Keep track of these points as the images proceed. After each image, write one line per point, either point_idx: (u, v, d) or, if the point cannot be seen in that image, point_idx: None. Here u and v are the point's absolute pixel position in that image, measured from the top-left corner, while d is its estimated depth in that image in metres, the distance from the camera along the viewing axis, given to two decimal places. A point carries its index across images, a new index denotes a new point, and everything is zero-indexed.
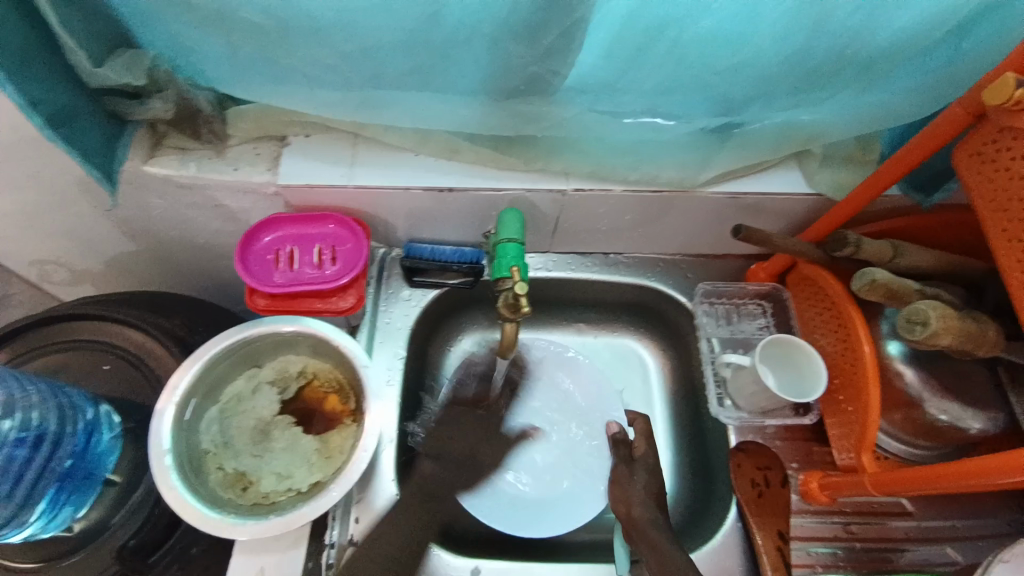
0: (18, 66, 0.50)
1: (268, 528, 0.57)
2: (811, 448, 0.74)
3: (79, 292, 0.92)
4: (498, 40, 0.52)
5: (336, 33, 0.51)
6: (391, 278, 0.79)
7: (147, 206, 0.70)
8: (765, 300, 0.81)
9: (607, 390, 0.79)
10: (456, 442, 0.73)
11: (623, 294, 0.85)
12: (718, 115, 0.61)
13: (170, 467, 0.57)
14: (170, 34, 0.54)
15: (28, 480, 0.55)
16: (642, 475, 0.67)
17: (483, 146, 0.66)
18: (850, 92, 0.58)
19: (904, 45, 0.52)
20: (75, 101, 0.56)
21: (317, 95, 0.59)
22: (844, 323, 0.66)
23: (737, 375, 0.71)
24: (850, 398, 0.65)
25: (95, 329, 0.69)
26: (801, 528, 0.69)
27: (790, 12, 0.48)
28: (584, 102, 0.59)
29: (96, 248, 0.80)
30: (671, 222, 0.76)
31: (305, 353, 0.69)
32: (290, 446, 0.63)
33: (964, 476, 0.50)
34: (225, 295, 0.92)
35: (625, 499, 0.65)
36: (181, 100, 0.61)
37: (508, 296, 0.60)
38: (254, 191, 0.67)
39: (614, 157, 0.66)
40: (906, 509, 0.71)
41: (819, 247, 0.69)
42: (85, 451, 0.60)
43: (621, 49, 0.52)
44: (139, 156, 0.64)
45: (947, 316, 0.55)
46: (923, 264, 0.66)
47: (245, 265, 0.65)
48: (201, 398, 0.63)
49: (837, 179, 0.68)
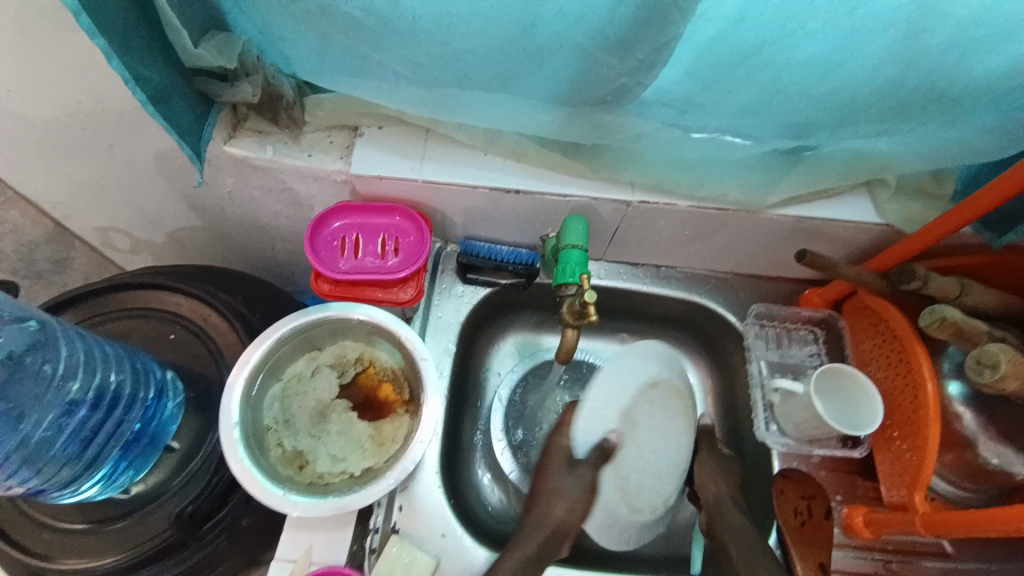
0: (122, 41, 0.50)
1: (324, 509, 0.59)
2: (856, 482, 0.73)
3: (137, 261, 0.95)
4: (590, 52, 0.52)
5: (434, 35, 0.52)
6: (445, 273, 0.81)
7: (219, 184, 0.72)
8: (818, 327, 0.80)
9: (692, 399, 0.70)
10: (555, 502, 0.64)
11: (672, 307, 0.84)
12: (791, 139, 0.60)
13: (237, 440, 0.60)
14: (267, 23, 0.55)
15: (97, 443, 0.60)
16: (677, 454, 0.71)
17: (552, 151, 0.67)
18: (934, 126, 0.57)
19: (998, 86, 0.51)
20: (171, 80, 0.56)
21: (400, 92, 0.61)
22: (905, 359, 0.65)
23: (787, 401, 0.71)
24: (906, 435, 0.64)
25: (163, 299, 0.72)
26: (841, 561, 0.68)
27: (896, 43, 0.47)
28: (663, 117, 0.60)
29: (163, 221, 0.83)
30: (729, 241, 0.75)
31: (363, 340, 0.70)
32: (345, 430, 0.65)
33: (998, 522, 0.50)
34: (276, 274, 0.94)
35: (716, 479, 0.69)
36: (267, 84, 0.62)
37: (573, 304, 0.64)
38: (324, 178, 0.68)
39: (681, 172, 0.66)
40: (944, 550, 0.69)
41: (882, 279, 0.68)
42: (151, 418, 0.63)
43: (715, 69, 0.51)
44: (220, 136, 0.65)
45: (1019, 361, 0.54)
46: (991, 305, 0.64)
47: (313, 250, 0.67)
48: (266, 375, 0.65)
49: (908, 213, 0.66)
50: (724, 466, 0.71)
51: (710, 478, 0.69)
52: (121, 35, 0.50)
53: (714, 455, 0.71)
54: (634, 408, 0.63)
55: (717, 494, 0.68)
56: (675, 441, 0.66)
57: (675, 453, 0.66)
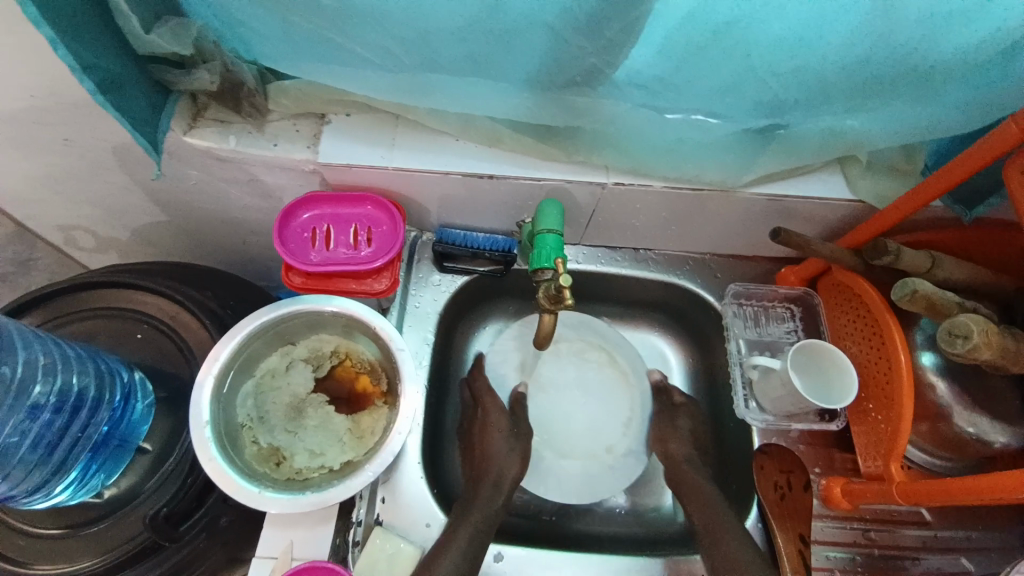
0: (68, 27, 0.47)
1: (303, 504, 0.58)
2: (833, 455, 0.74)
3: (104, 259, 0.92)
4: (558, 31, 0.51)
5: (398, 17, 0.50)
6: (421, 263, 0.80)
7: (183, 177, 0.70)
8: (794, 304, 0.80)
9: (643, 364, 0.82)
10: (497, 455, 0.69)
11: (651, 289, 0.84)
12: (763, 118, 0.60)
13: (210, 439, 0.59)
14: (223, 6, 0.52)
15: (64, 447, 0.58)
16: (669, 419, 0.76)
17: (525, 134, 0.65)
18: (905, 102, 0.57)
19: (964, 60, 0.51)
20: (123, 69, 0.54)
21: (366, 78, 0.59)
22: (879, 333, 0.66)
23: (765, 378, 0.72)
24: (881, 408, 0.65)
25: (128, 298, 0.69)
26: (820, 532, 0.70)
27: (864, 18, 0.47)
28: (635, 98, 0.58)
29: (126, 216, 0.80)
30: (705, 222, 0.75)
31: (338, 333, 0.69)
32: (323, 425, 0.64)
33: (973, 492, 0.52)
34: (249, 269, 0.92)
35: (667, 437, 0.75)
36: (226, 72, 0.60)
37: (548, 288, 0.62)
38: (292, 168, 0.66)
39: (655, 154, 0.65)
40: (923, 518, 0.71)
41: (855, 254, 0.69)
42: (119, 419, 0.61)
43: (686, 48, 0.51)
44: (180, 127, 0.63)
45: (989, 332, 0.55)
46: (960, 277, 0.65)
47: (283, 242, 0.65)
48: (238, 372, 0.64)
49: (879, 189, 0.67)
50: (681, 429, 0.75)
51: (663, 437, 0.75)
52: (69, 22, 0.47)
53: (665, 416, 0.77)
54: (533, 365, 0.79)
55: (671, 453, 0.73)
56: (620, 395, 0.80)
57: (622, 406, 0.79)
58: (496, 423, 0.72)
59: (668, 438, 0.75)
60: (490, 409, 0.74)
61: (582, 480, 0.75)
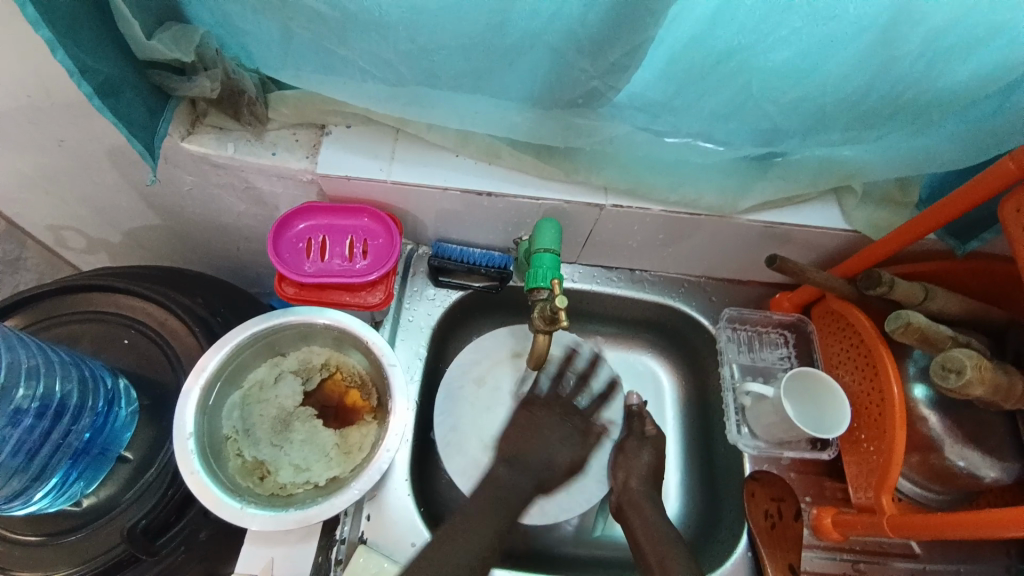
0: (67, 30, 0.47)
1: (286, 522, 0.57)
2: (823, 483, 0.74)
3: (94, 261, 0.91)
4: (561, 53, 0.51)
5: (400, 31, 0.50)
6: (416, 276, 0.79)
7: (178, 182, 0.69)
8: (788, 330, 0.81)
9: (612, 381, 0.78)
10: (541, 474, 0.69)
11: (645, 310, 0.84)
12: (761, 145, 0.60)
13: (193, 451, 0.57)
14: (225, 13, 0.52)
15: (44, 454, 0.56)
16: (649, 451, 0.72)
17: (525, 152, 0.65)
18: (901, 134, 0.57)
19: (960, 95, 0.52)
20: (123, 73, 0.53)
21: (366, 89, 0.59)
22: (872, 362, 0.66)
23: (758, 405, 0.71)
24: (873, 438, 0.65)
25: (115, 302, 0.68)
26: (810, 562, 0.69)
27: (862, 51, 0.47)
28: (637, 121, 0.59)
29: (119, 219, 0.79)
30: (702, 245, 0.75)
31: (329, 345, 0.68)
32: (309, 438, 0.63)
33: (963, 527, 0.51)
34: (240, 276, 0.91)
35: (628, 469, 0.71)
36: (228, 80, 0.59)
37: (545, 309, 0.63)
38: (289, 177, 0.66)
39: (654, 176, 0.65)
40: (913, 551, 0.70)
41: (849, 283, 0.69)
42: (101, 427, 0.60)
43: (686, 73, 0.51)
44: (177, 132, 0.63)
45: (982, 366, 0.55)
46: (952, 309, 0.65)
47: (277, 252, 0.64)
48: (225, 382, 0.63)
49: (873, 220, 0.67)
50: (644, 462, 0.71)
51: (624, 467, 0.71)
52: (70, 26, 0.47)
53: (631, 444, 0.73)
54: (492, 378, 0.79)
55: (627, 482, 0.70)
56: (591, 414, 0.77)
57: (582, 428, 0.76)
58: (573, 438, 0.72)
59: (626, 469, 0.71)
60: (565, 428, 0.72)
61: (559, 499, 0.73)
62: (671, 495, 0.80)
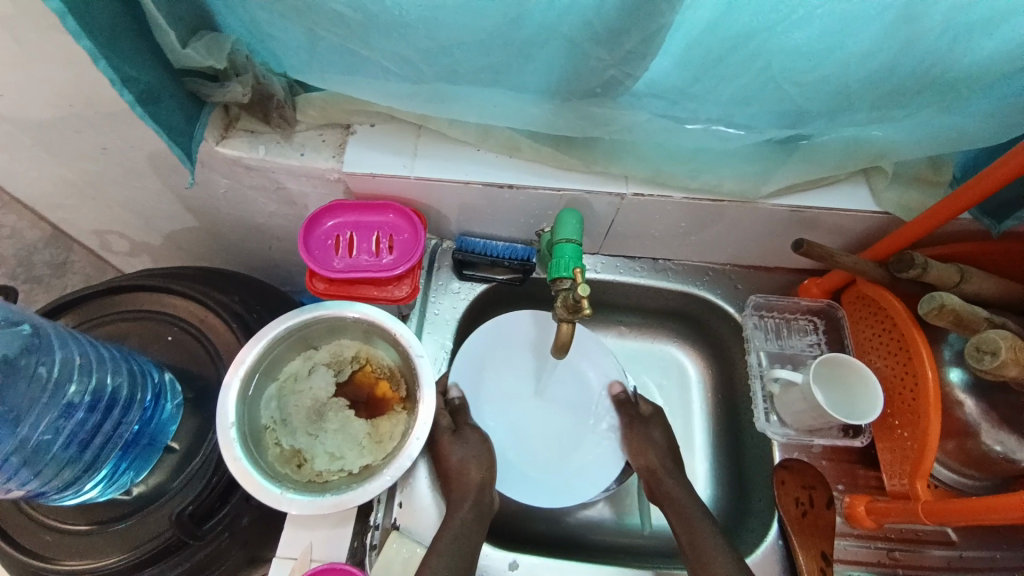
0: (109, 42, 0.49)
1: (321, 506, 0.59)
2: (856, 471, 0.73)
3: (137, 264, 0.96)
4: (578, 43, 0.52)
5: (420, 30, 0.51)
6: (441, 270, 0.81)
7: (213, 185, 0.72)
8: (817, 317, 0.79)
9: (547, 437, 0.75)
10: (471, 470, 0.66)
11: (669, 300, 0.84)
12: (785, 127, 0.60)
13: (235, 440, 0.60)
14: (253, 20, 0.55)
15: (96, 444, 0.60)
16: (658, 428, 0.73)
17: (544, 144, 0.66)
18: (931, 113, 0.56)
19: (994, 69, 0.50)
20: (160, 81, 0.56)
21: (388, 87, 0.61)
22: (905, 346, 0.65)
23: (786, 393, 0.71)
24: (907, 424, 0.64)
25: (158, 301, 0.72)
26: (843, 551, 0.68)
27: (888, 28, 0.47)
28: (656, 108, 0.59)
29: (157, 222, 0.83)
30: (724, 232, 0.75)
31: (360, 338, 0.70)
32: (342, 428, 0.65)
33: (1004, 510, 0.50)
34: (273, 275, 0.94)
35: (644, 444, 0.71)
36: (258, 84, 0.62)
37: (568, 298, 0.62)
38: (317, 175, 0.68)
39: (674, 166, 0.66)
40: (949, 538, 0.69)
41: (880, 266, 0.67)
42: (150, 418, 0.63)
43: (705, 57, 0.51)
44: (212, 137, 0.65)
45: (1018, 347, 0.53)
46: (989, 291, 0.63)
47: (307, 249, 0.67)
48: (263, 374, 0.66)
49: (905, 202, 0.66)
50: (653, 438, 0.72)
51: (640, 450, 0.71)
52: (108, 37, 0.49)
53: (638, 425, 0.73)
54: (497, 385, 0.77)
55: (651, 466, 0.70)
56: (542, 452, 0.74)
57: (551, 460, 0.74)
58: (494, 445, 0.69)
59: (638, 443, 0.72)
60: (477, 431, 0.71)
61: (585, 478, 0.73)
62: (700, 482, 0.80)
